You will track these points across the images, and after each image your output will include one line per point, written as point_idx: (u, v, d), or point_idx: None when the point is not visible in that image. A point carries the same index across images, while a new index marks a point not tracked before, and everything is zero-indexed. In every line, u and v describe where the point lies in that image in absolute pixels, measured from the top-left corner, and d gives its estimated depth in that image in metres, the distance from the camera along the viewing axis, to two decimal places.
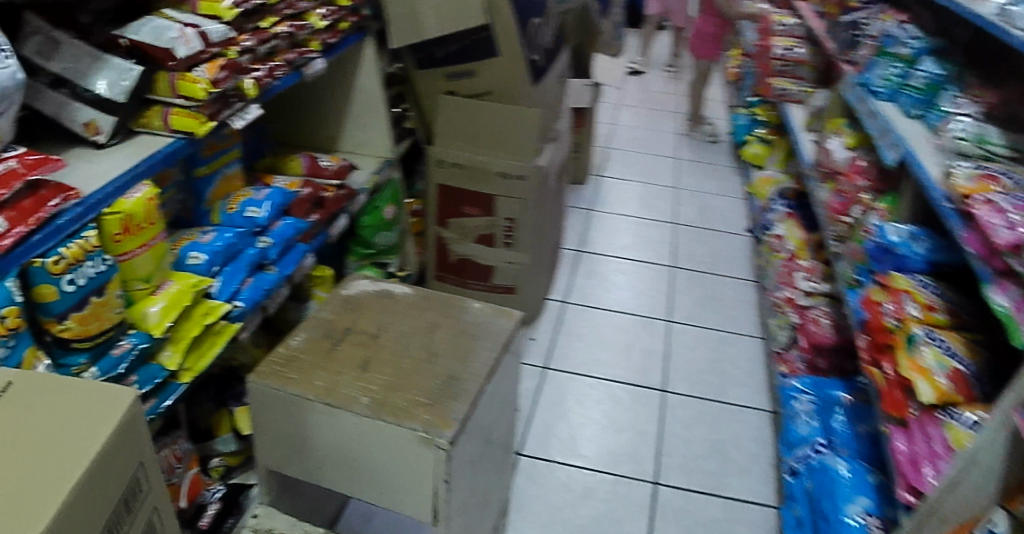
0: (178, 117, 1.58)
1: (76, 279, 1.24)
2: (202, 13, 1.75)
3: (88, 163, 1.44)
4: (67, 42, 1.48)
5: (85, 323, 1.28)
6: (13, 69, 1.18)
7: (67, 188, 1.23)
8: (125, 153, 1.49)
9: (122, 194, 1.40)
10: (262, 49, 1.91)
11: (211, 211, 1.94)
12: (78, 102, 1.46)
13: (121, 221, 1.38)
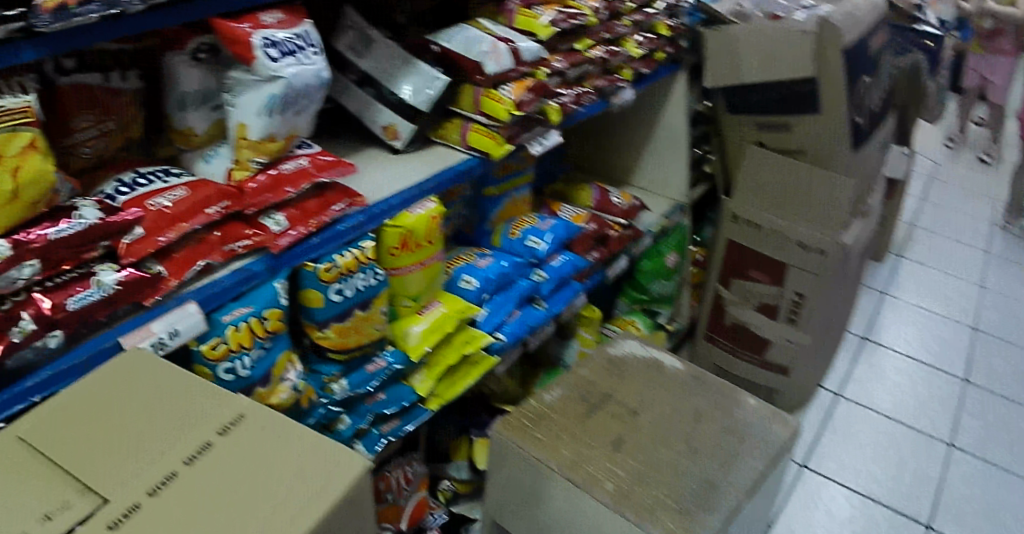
0: (475, 136, 1.49)
1: (346, 290, 1.22)
2: (517, 28, 1.62)
3: (385, 169, 1.41)
4: (381, 41, 1.39)
5: (344, 335, 1.25)
6: (316, 67, 1.12)
7: (353, 194, 1.24)
8: (421, 164, 1.44)
9: (408, 208, 1.34)
10: (572, 73, 1.77)
11: (493, 232, 1.82)
12: (382, 105, 1.40)
13: (400, 235, 1.32)
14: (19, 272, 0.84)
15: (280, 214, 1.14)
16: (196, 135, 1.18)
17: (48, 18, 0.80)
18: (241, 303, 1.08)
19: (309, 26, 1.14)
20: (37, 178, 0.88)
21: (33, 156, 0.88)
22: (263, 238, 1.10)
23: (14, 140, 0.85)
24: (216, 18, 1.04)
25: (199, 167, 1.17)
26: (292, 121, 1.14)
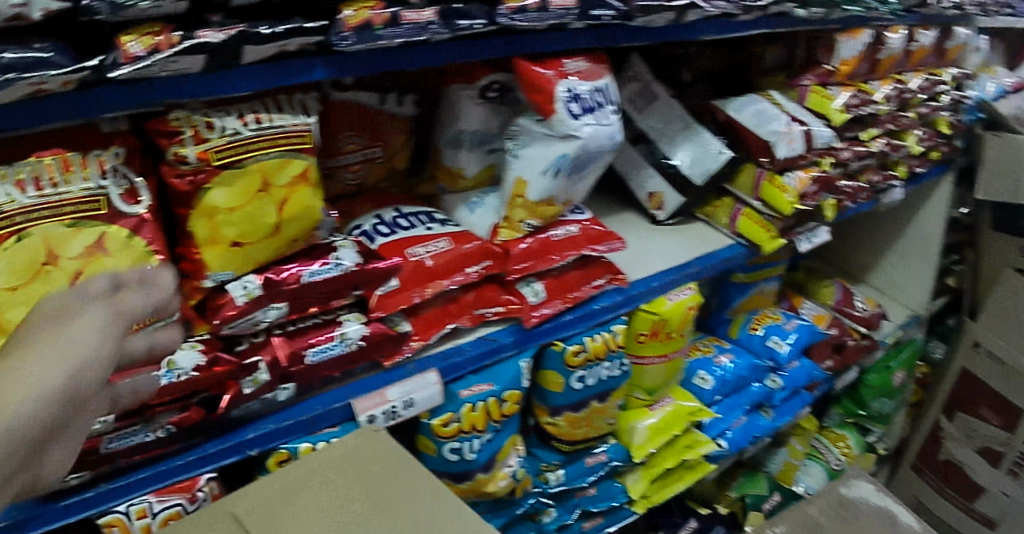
0: (746, 222, 1.31)
1: (586, 378, 1.15)
2: (808, 108, 1.38)
3: (645, 242, 1.29)
4: (663, 99, 1.24)
5: (575, 426, 1.18)
6: (611, 128, 1.01)
7: (614, 271, 1.16)
8: (682, 242, 1.30)
9: (665, 294, 1.22)
10: (856, 164, 1.52)
11: (731, 322, 1.57)
12: (652, 170, 1.26)
13: (651, 322, 1.21)
14: (264, 313, 0.88)
15: (540, 283, 1.10)
16: (464, 177, 1.11)
17: (350, 35, 0.79)
18: (480, 379, 1.07)
19: (608, 81, 1.04)
20: (304, 213, 0.87)
21: (305, 189, 0.86)
22: (518, 307, 1.07)
23: (287, 173, 0.83)
24: (522, 60, 0.96)
25: (461, 214, 1.11)
26: (575, 183, 1.04)
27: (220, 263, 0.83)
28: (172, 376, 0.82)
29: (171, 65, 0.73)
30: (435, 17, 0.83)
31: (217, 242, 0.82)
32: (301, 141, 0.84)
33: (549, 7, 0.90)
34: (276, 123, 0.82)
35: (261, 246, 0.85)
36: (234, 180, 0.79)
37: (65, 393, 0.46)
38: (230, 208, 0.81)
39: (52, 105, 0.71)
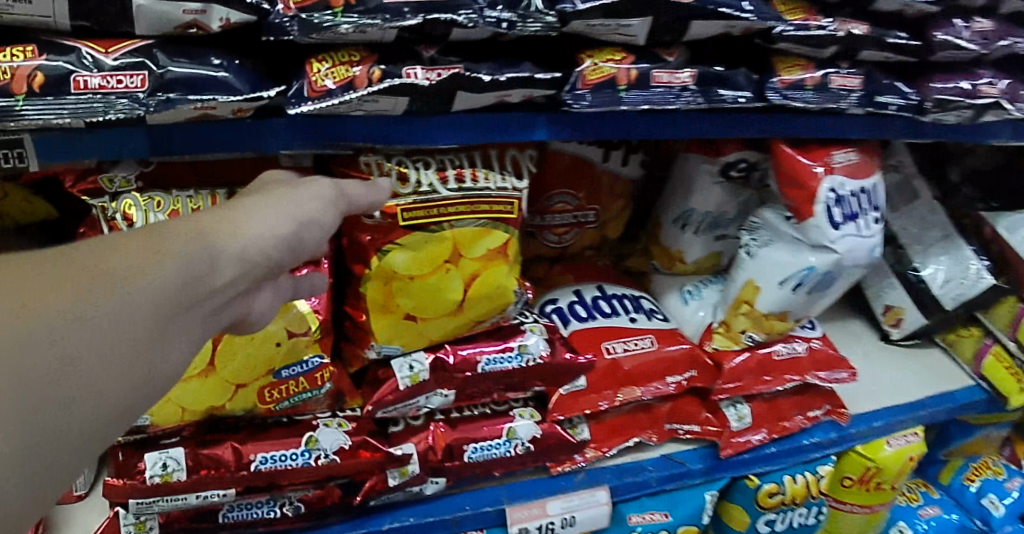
0: (994, 364, 1.04)
1: (776, 523, 0.94)
2: None
3: (869, 366, 1.05)
4: (926, 198, 1.04)
5: None
6: (874, 241, 0.81)
7: (837, 403, 0.94)
8: (914, 372, 1.05)
9: (884, 437, 0.97)
10: None
11: (945, 464, 1.21)
12: (895, 280, 1.04)
13: (866, 469, 0.97)
14: (426, 399, 0.75)
15: (748, 406, 0.89)
16: (685, 261, 0.92)
17: (587, 94, 0.66)
18: (657, 506, 0.87)
19: (878, 179, 0.84)
20: (494, 294, 0.72)
21: (502, 266, 0.72)
22: (716, 432, 0.88)
23: (484, 244, 0.70)
24: (784, 146, 0.79)
25: (672, 303, 0.94)
26: (818, 301, 0.85)
27: (387, 337, 0.71)
28: (309, 460, 0.71)
29: (365, 104, 0.61)
30: (692, 81, 0.70)
31: (390, 313, 0.70)
32: (504, 209, 0.70)
33: (830, 86, 0.76)
34: (483, 184, 0.69)
35: (437, 324, 0.72)
36: (422, 246, 0.67)
37: (285, 239, 0.43)
38: (412, 276, 0.68)
39: (222, 131, 0.61)
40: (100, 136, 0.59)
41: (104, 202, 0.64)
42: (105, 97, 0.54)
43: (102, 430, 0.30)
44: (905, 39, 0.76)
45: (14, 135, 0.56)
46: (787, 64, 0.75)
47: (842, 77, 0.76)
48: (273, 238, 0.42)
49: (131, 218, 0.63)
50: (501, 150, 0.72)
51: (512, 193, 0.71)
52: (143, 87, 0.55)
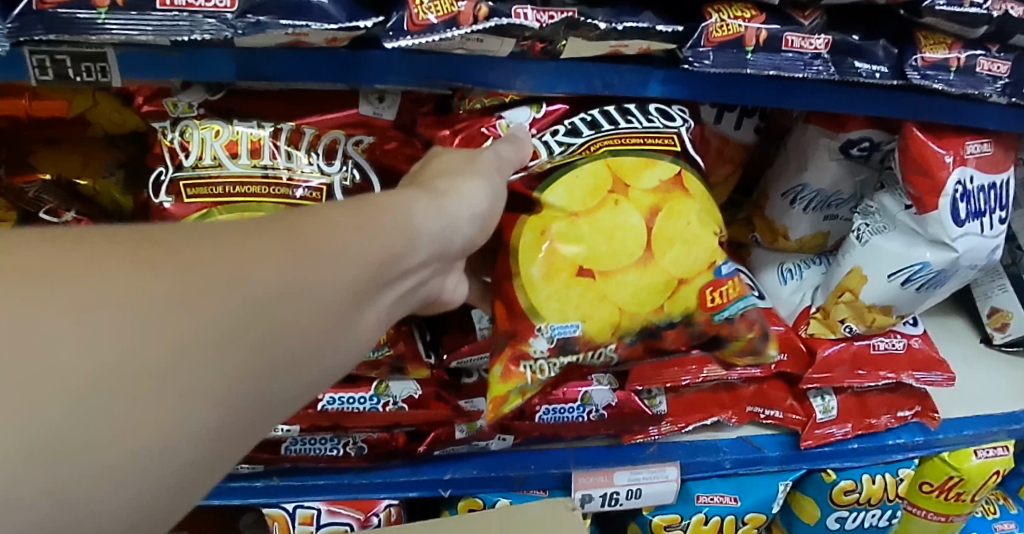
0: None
1: (848, 521, 0.89)
2: None
3: (966, 370, 1.00)
4: None
5: None
6: (997, 243, 0.74)
7: (929, 406, 0.88)
8: (1011, 382, 0.99)
9: (972, 448, 0.93)
10: None
11: None
12: (1008, 282, 0.97)
13: (947, 476, 0.93)
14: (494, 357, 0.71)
15: (835, 397, 0.84)
16: (789, 238, 0.85)
17: (710, 52, 0.59)
18: (727, 488, 0.84)
19: (1009, 174, 0.76)
20: (691, 232, 0.63)
21: (683, 199, 0.64)
22: (800, 421, 0.83)
23: (653, 173, 0.63)
24: (913, 128, 0.71)
25: (769, 281, 0.87)
26: (925, 299, 0.78)
27: (560, 313, 0.61)
28: (377, 405, 0.70)
29: (470, 42, 0.56)
30: (826, 49, 0.62)
31: (561, 269, 0.61)
32: (664, 144, 0.66)
33: (975, 70, 0.67)
34: (628, 125, 0.65)
35: (629, 278, 0.61)
36: (576, 177, 0.62)
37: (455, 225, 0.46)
38: (574, 214, 0.61)
39: (315, 61, 0.57)
40: (186, 56, 0.56)
41: (165, 127, 0.61)
42: (191, 16, 0.51)
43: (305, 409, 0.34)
44: None
45: (97, 49, 0.54)
46: (931, 41, 0.65)
47: (989, 61, 0.67)
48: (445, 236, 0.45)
49: (188, 147, 0.60)
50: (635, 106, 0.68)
51: (662, 128, 0.66)
52: (232, 8, 0.51)
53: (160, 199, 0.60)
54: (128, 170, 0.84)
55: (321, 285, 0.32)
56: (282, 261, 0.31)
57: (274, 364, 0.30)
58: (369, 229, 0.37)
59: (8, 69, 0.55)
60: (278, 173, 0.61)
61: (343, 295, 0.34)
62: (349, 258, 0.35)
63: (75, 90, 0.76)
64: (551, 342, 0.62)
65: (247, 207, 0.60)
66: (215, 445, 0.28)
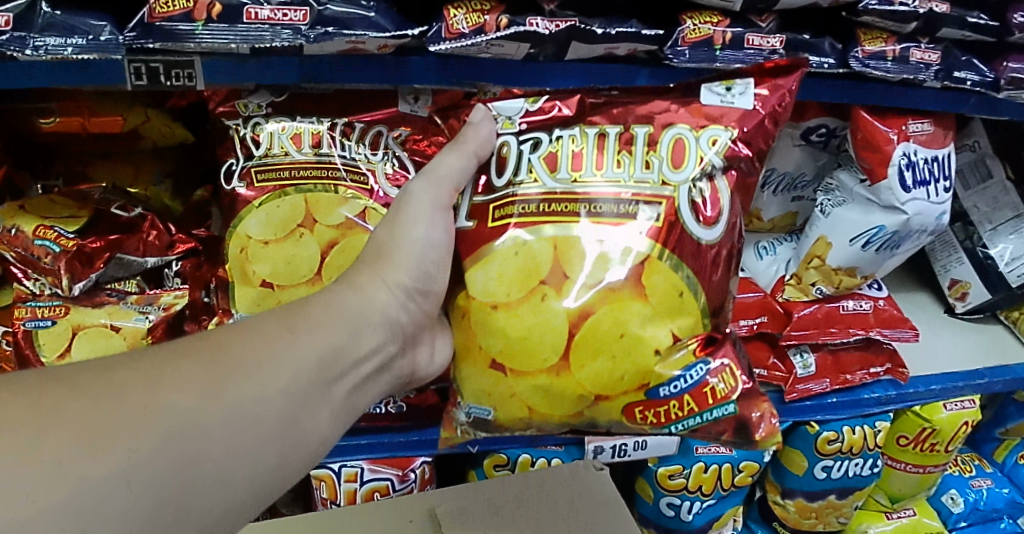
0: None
1: (833, 469, 1.01)
2: None
3: (933, 335, 1.11)
4: (1001, 177, 1.07)
5: (805, 513, 1.05)
6: (943, 209, 0.87)
7: (898, 363, 0.98)
8: (975, 345, 1.11)
9: (942, 401, 1.04)
10: None
11: (1001, 444, 1.24)
12: (963, 255, 1.10)
13: (921, 429, 1.04)
14: None
15: (812, 356, 0.95)
16: (762, 219, 0.99)
17: (686, 50, 0.72)
18: (722, 440, 0.92)
19: (949, 151, 0.91)
20: (619, 348, 0.67)
21: (629, 304, 0.67)
22: (783, 377, 0.94)
23: (602, 264, 0.67)
24: (860, 110, 0.85)
25: (747, 257, 1.00)
26: (886, 260, 0.90)
27: (475, 396, 0.73)
28: None
29: (492, 47, 0.69)
30: (781, 45, 0.76)
31: (478, 358, 0.71)
32: (643, 214, 0.68)
33: (910, 59, 0.80)
34: (619, 172, 0.69)
35: (537, 382, 0.69)
36: (513, 260, 0.68)
37: (396, 304, 0.64)
38: (495, 304, 0.69)
39: (367, 66, 0.70)
40: (260, 63, 0.68)
41: (238, 124, 0.73)
42: (272, 27, 0.64)
43: (305, 452, 0.53)
44: (987, 20, 0.80)
45: (186, 58, 0.67)
46: (870, 37, 0.79)
47: (921, 52, 0.81)
48: (385, 317, 0.62)
49: (259, 139, 0.73)
50: (656, 129, 0.70)
51: (651, 192, 0.69)
52: (305, 21, 0.64)
53: (233, 184, 0.73)
54: (174, 180, 0.96)
55: (277, 379, 0.51)
56: (238, 370, 0.49)
57: (249, 444, 0.48)
58: (303, 331, 0.55)
59: (108, 75, 0.67)
60: (333, 159, 0.73)
61: (297, 379, 0.52)
62: (295, 357, 0.53)
63: (129, 107, 0.86)
64: (469, 417, 0.75)
65: (310, 188, 0.72)
66: (219, 495, 0.46)
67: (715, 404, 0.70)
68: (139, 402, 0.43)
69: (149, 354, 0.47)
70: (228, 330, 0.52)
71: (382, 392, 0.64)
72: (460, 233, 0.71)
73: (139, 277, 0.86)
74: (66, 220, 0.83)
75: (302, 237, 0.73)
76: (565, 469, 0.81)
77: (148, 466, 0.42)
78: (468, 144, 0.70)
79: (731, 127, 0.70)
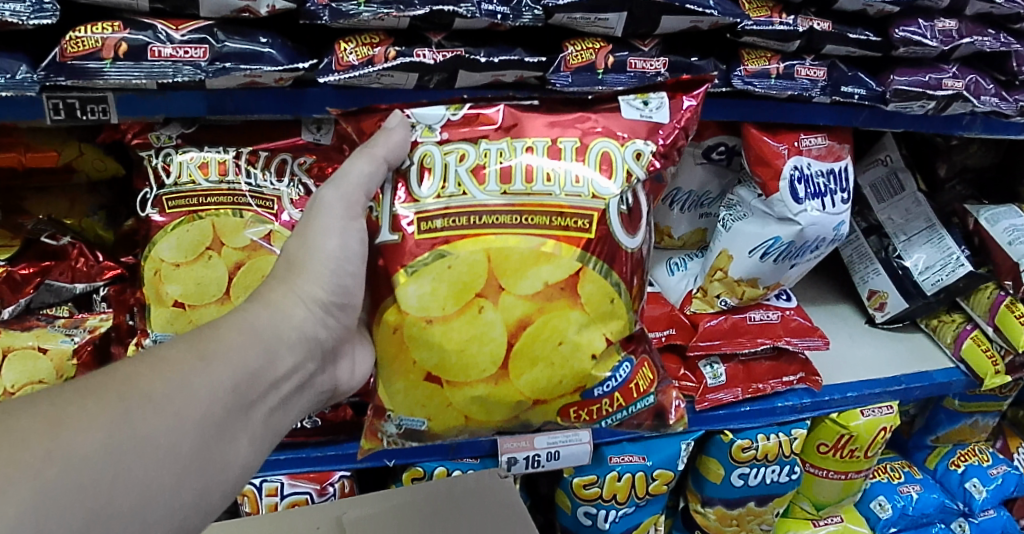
0: (973, 347, 1.11)
1: (751, 476, 1.05)
2: None
3: (853, 344, 1.15)
4: (913, 190, 1.10)
5: (723, 521, 1.09)
6: (841, 219, 0.91)
7: (811, 371, 1.03)
8: (896, 353, 1.14)
9: (859, 408, 1.07)
10: None
11: (932, 452, 1.31)
12: (879, 266, 1.13)
13: (839, 435, 1.08)
14: None
15: (722, 365, 1.00)
16: (673, 236, 1.04)
17: (568, 75, 0.77)
18: (636, 449, 0.98)
19: (847, 163, 0.95)
20: (558, 355, 0.69)
21: (566, 312, 0.68)
22: (694, 386, 0.98)
23: (538, 275, 0.67)
24: (751, 128, 0.90)
25: (660, 274, 1.05)
26: (786, 270, 0.95)
27: (407, 408, 0.73)
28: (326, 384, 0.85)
29: (383, 77, 0.74)
30: (664, 68, 0.80)
31: (413, 371, 0.70)
32: (578, 225, 0.68)
33: (795, 75, 0.85)
34: (543, 187, 0.68)
35: (475, 392, 0.70)
36: (448, 273, 0.67)
37: (308, 319, 0.62)
38: (431, 318, 0.67)
39: (268, 98, 0.75)
40: (167, 97, 0.73)
41: (150, 154, 0.78)
42: (174, 64, 0.68)
43: (235, 474, 0.52)
44: (871, 36, 0.84)
45: (99, 94, 0.71)
46: (754, 56, 0.84)
47: (807, 69, 0.85)
48: (301, 334, 0.61)
49: (169, 169, 0.78)
50: (583, 142, 0.70)
51: (582, 204, 0.68)
52: (205, 57, 0.69)
53: (147, 211, 0.78)
54: (109, 211, 0.99)
55: (192, 407, 0.49)
56: (147, 402, 0.47)
57: (174, 475, 0.47)
58: (210, 355, 0.53)
59: (28, 110, 0.71)
60: (239, 186, 0.79)
61: (214, 403, 0.51)
62: (208, 383, 0.51)
63: (63, 143, 0.90)
64: (400, 428, 0.75)
65: (216, 213, 0.78)
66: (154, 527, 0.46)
67: (638, 397, 0.77)
68: (45, 446, 0.41)
69: (51, 394, 0.45)
70: (131, 364, 0.50)
71: (307, 410, 0.63)
72: (384, 247, 0.69)
73: (70, 303, 0.90)
74: (0, 249, 0.88)
75: (210, 259, 0.78)
76: (471, 477, 0.91)
77: (61, 513, 0.40)
78: (378, 147, 0.68)
79: (651, 140, 0.73)
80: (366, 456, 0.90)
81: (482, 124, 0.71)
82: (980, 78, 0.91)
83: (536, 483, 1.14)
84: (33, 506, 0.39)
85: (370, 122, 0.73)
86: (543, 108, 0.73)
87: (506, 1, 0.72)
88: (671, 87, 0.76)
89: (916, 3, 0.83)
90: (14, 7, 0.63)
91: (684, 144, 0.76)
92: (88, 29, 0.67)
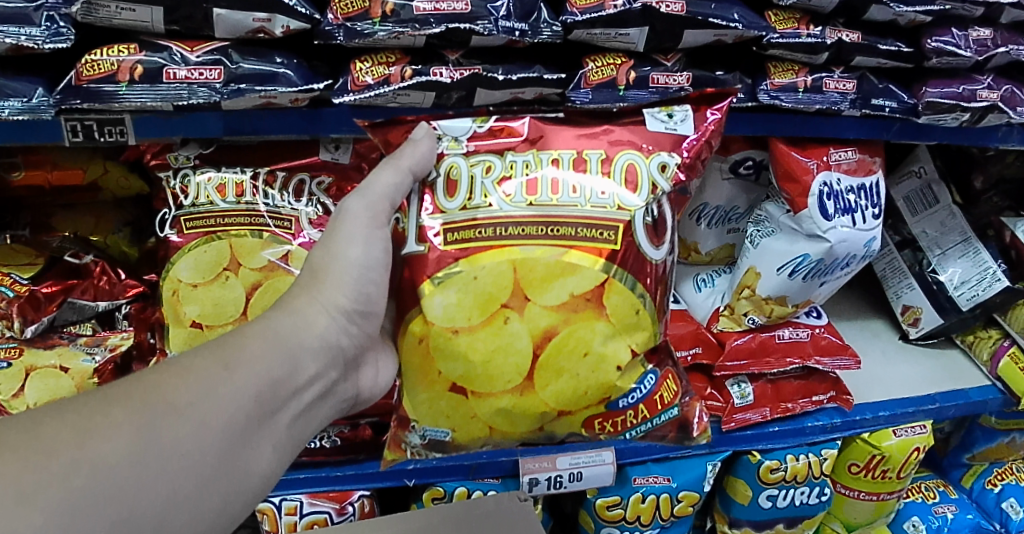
0: (1011, 367, 1.07)
1: (779, 498, 1.02)
2: None
3: (887, 362, 1.11)
4: (948, 203, 1.06)
5: None
6: (873, 234, 0.88)
7: (842, 390, 1.00)
8: (931, 371, 1.10)
9: (892, 427, 1.04)
10: None
11: (968, 470, 1.27)
12: (914, 279, 1.09)
13: (872, 456, 1.05)
14: None
15: (750, 386, 0.98)
16: (700, 251, 1.02)
17: (589, 92, 0.76)
18: (661, 470, 0.96)
19: (879, 177, 0.92)
20: (582, 366, 0.67)
21: (592, 323, 0.66)
22: (721, 407, 0.96)
23: (564, 286, 0.65)
24: (780, 141, 0.88)
25: (687, 290, 1.03)
26: (816, 286, 0.92)
27: (431, 419, 0.71)
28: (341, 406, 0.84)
29: (400, 97, 0.73)
30: (688, 83, 0.78)
31: (437, 382, 0.68)
32: (604, 236, 0.65)
33: (824, 88, 0.82)
34: (560, 199, 0.66)
35: (500, 403, 0.68)
36: (473, 285, 0.65)
37: (329, 326, 0.61)
38: (456, 329, 0.65)
39: (285, 117, 0.74)
40: (184, 118, 0.72)
41: (168, 175, 0.79)
42: (190, 86, 0.68)
43: (258, 482, 0.51)
44: (902, 47, 0.81)
45: (117, 116, 0.70)
46: (780, 69, 0.81)
47: (835, 81, 0.82)
48: (323, 342, 0.60)
49: (187, 190, 0.79)
50: (609, 153, 0.68)
51: (607, 216, 0.66)
52: (219, 79, 0.68)
53: (165, 231, 0.79)
54: (134, 228, 0.99)
55: (216, 416, 0.49)
56: (170, 410, 0.46)
57: (197, 485, 0.46)
58: (233, 362, 0.52)
59: (48, 133, 0.71)
60: (257, 207, 0.79)
61: (239, 412, 0.50)
62: (231, 392, 0.50)
63: (88, 160, 0.89)
64: (424, 439, 0.72)
65: (236, 234, 0.78)
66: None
67: (663, 409, 0.74)
68: (71, 455, 0.41)
69: (79, 403, 0.44)
70: (156, 372, 0.49)
71: (329, 419, 0.62)
72: (409, 258, 0.67)
73: (92, 321, 0.92)
74: (24, 268, 0.88)
75: (228, 279, 0.78)
76: (490, 499, 0.91)
77: (87, 520, 0.40)
78: (402, 159, 0.66)
79: (676, 152, 0.70)
80: (387, 466, 0.88)
81: (506, 137, 0.69)
82: (1017, 88, 0.87)
83: (559, 503, 1.12)
84: (59, 513, 0.39)
85: (397, 134, 0.71)
86: (568, 122, 0.71)
87: (524, 17, 0.71)
88: (694, 100, 0.73)
89: (949, 12, 0.80)
90: (30, 32, 0.62)
91: (708, 156, 0.73)
92: (104, 52, 0.67)
